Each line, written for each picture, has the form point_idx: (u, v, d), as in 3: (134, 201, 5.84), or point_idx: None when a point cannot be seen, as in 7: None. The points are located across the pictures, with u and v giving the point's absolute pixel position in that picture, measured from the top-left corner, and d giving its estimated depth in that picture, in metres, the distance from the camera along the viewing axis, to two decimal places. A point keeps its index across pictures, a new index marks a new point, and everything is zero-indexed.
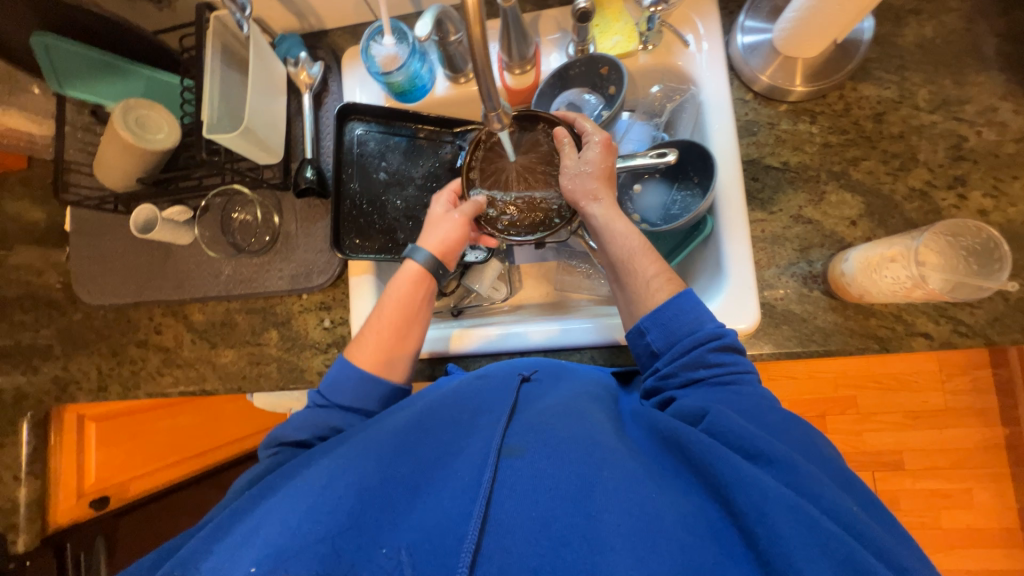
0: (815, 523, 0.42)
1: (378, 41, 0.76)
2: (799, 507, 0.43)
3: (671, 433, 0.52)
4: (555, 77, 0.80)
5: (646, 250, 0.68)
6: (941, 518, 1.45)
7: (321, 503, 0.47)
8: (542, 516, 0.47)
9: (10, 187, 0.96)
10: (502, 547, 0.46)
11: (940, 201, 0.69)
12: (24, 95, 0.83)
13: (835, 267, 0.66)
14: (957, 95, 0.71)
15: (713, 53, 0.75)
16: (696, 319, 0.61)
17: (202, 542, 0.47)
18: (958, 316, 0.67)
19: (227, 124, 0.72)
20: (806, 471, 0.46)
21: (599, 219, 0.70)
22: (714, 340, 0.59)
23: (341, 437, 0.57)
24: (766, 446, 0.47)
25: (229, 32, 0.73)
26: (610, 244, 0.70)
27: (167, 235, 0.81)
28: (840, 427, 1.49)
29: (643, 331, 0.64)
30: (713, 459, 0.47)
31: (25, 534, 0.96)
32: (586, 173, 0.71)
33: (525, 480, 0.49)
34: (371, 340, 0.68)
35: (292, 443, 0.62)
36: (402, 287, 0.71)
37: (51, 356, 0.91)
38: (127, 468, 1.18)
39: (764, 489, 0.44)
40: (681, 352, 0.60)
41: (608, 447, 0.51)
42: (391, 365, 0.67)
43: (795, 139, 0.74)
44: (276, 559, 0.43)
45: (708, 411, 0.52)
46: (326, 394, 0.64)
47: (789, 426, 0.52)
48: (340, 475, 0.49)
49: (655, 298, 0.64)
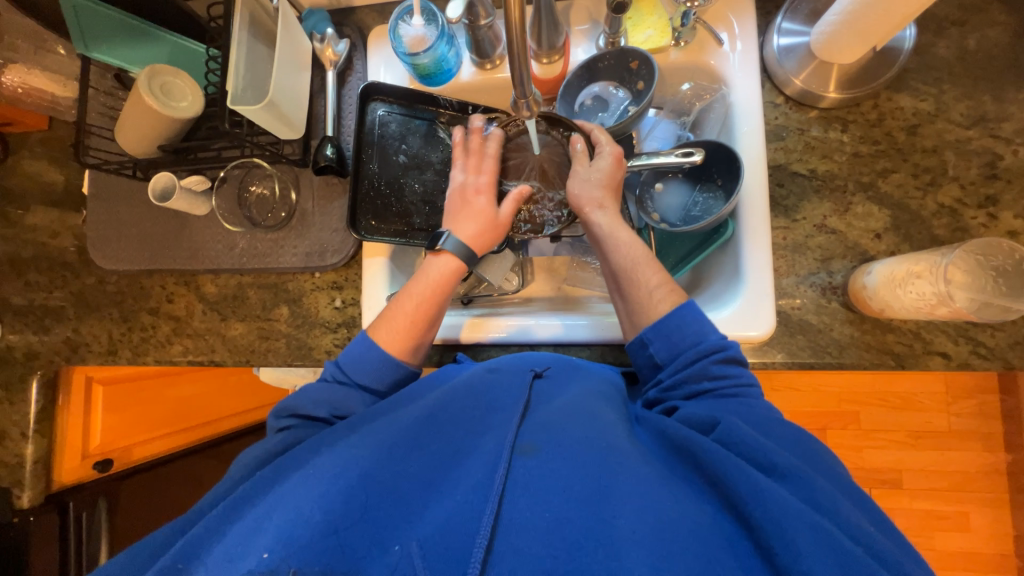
0: (836, 542, 0.41)
1: (406, 21, 0.75)
2: (819, 524, 0.42)
3: (684, 443, 0.51)
4: (584, 68, 0.78)
5: (648, 261, 0.66)
6: (935, 540, 1.45)
7: (334, 490, 0.46)
8: (555, 519, 0.46)
9: (30, 148, 0.96)
10: (514, 547, 0.45)
11: (969, 220, 0.68)
12: (51, 55, 0.83)
13: (858, 279, 0.65)
14: (996, 111, 0.69)
15: (746, 54, 0.73)
16: (698, 330, 0.60)
17: (211, 526, 0.46)
18: (978, 337, 0.66)
19: (250, 97, 0.72)
20: (819, 486, 0.46)
21: (603, 227, 0.69)
22: (716, 353, 0.58)
23: (351, 424, 0.56)
24: (779, 459, 0.47)
25: (258, 4, 0.72)
26: (612, 254, 0.69)
27: (184, 205, 0.81)
28: (841, 442, 1.49)
29: (646, 342, 0.62)
30: (729, 471, 0.46)
31: (29, 491, 0.95)
32: (593, 181, 0.70)
33: (537, 479, 0.49)
34: (398, 321, 0.67)
35: (311, 416, 0.61)
36: (436, 274, 0.70)
37: (63, 317, 0.92)
38: (131, 434, 1.22)
39: (783, 505, 0.43)
40: (685, 364, 0.58)
41: (621, 452, 0.50)
42: (412, 350, 0.67)
43: (824, 147, 0.73)
44: (288, 546, 0.42)
45: (720, 421, 0.51)
46: (346, 370, 0.64)
47: (801, 442, 0.52)
48: (352, 462, 0.49)
49: (657, 309, 0.63)
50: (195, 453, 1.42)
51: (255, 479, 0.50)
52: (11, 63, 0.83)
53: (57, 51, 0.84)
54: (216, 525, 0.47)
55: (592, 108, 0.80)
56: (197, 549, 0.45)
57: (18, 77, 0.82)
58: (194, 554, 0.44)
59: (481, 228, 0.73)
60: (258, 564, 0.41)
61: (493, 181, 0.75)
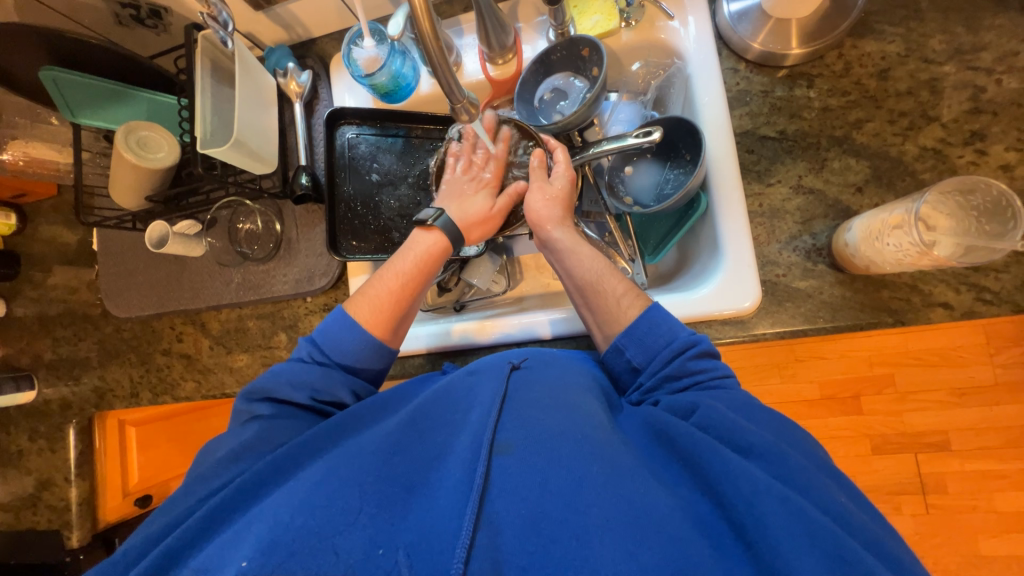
0: (804, 513, 0.42)
1: (358, 45, 0.77)
2: (790, 498, 0.43)
3: (661, 427, 0.53)
4: (538, 63, 0.78)
5: (613, 271, 0.69)
6: (994, 501, 1.36)
7: (315, 497, 0.48)
8: (533, 513, 0.47)
9: (46, 214, 1.04)
10: (493, 545, 0.46)
11: (956, 159, 0.64)
12: (45, 126, 0.90)
13: (840, 238, 0.63)
14: (972, 42, 0.65)
15: (699, 25, 0.72)
16: (669, 330, 0.60)
17: (193, 533, 0.49)
18: (982, 283, 0.62)
19: (219, 138, 0.75)
20: (795, 464, 0.46)
21: (564, 242, 0.72)
22: (690, 349, 0.59)
23: (331, 434, 0.56)
24: (756, 440, 0.48)
25: (217, 50, 0.76)
26: (576, 270, 0.70)
27: (179, 248, 0.85)
28: (877, 409, 1.41)
29: (622, 348, 0.63)
30: (704, 453, 0.48)
31: (78, 530, 1.01)
32: (550, 198, 0.74)
33: (515, 475, 0.49)
34: (383, 298, 0.69)
35: (290, 401, 0.62)
36: (418, 253, 0.73)
37: (90, 367, 0.99)
38: (167, 469, 1.30)
39: (754, 482, 0.44)
40: (662, 364, 0.59)
41: (599, 440, 0.51)
42: (391, 326, 0.69)
43: (791, 105, 0.70)
44: (270, 555, 0.44)
45: (698, 407, 0.53)
46: (326, 351, 0.65)
47: (778, 422, 0.52)
48: (336, 472, 0.51)
49: (626, 314, 0.64)
50: None
51: (233, 488, 0.51)
52: (14, 139, 0.90)
53: (51, 122, 0.91)
54: (196, 536, 0.49)
55: (552, 101, 0.80)
56: (181, 557, 0.48)
57: (20, 151, 0.90)
58: (179, 560, 0.48)
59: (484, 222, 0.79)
60: (238, 572, 0.43)
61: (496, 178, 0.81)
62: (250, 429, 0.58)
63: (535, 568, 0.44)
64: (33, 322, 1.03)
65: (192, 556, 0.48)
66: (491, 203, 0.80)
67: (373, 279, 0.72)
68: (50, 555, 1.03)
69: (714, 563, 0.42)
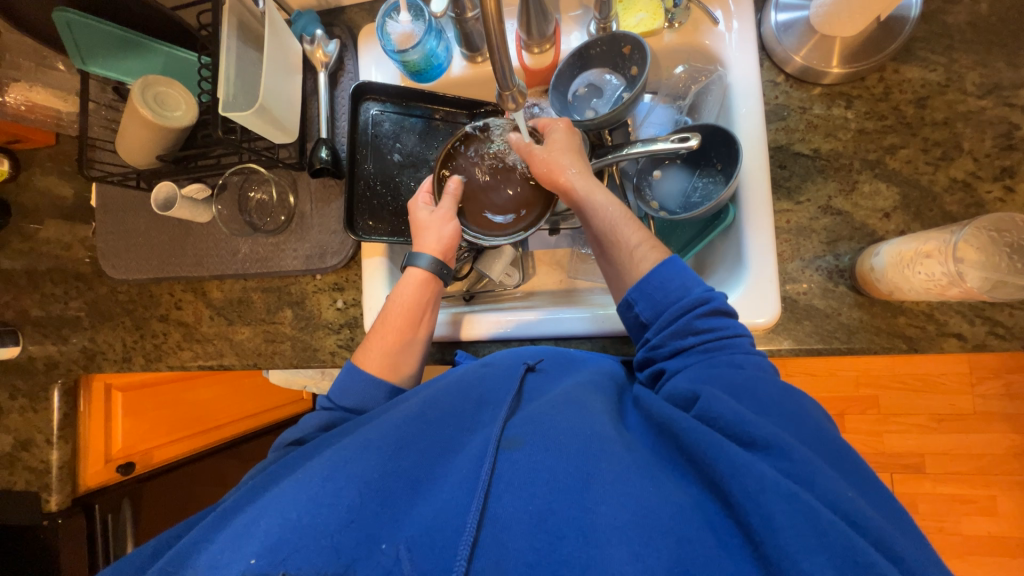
0: (814, 513, 0.39)
1: (394, 18, 0.74)
2: (798, 496, 0.40)
3: (667, 422, 0.50)
4: (576, 56, 0.76)
5: (628, 219, 0.66)
6: (960, 524, 1.40)
7: (322, 492, 0.46)
8: (540, 512, 0.45)
9: (40, 164, 0.98)
10: (499, 542, 0.44)
11: (984, 194, 0.65)
12: (51, 71, 0.86)
13: (864, 261, 0.64)
14: (1011, 79, 0.66)
15: (744, 33, 0.71)
16: (682, 286, 0.58)
17: (201, 535, 0.47)
18: (995, 317, 0.63)
19: (242, 103, 0.73)
20: (802, 456, 0.43)
21: (580, 190, 0.67)
22: (700, 306, 0.57)
23: (342, 431, 0.58)
24: (759, 432, 0.45)
25: (245, 10, 0.74)
26: (592, 219, 0.68)
27: (186, 213, 0.82)
28: (859, 428, 1.45)
29: (631, 303, 0.61)
30: (708, 448, 0.45)
31: (57, 494, 0.99)
32: (560, 148, 0.70)
33: (522, 472, 0.48)
34: (372, 340, 0.70)
35: (300, 441, 0.62)
36: (404, 291, 0.72)
37: (80, 327, 0.95)
38: (152, 436, 1.25)
39: (761, 477, 0.41)
40: (669, 320, 0.58)
41: (606, 437, 0.49)
42: (388, 361, 0.68)
43: (828, 124, 0.70)
44: (276, 552, 0.42)
45: (700, 396, 0.50)
46: (334, 397, 0.66)
47: (791, 403, 0.49)
48: (342, 465, 0.48)
49: (640, 267, 0.63)
50: (217, 453, 1.43)
51: (242, 492, 0.52)
52: (16, 82, 0.85)
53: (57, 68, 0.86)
54: (208, 532, 0.47)
55: (586, 97, 0.79)
56: (189, 556, 0.45)
57: (21, 95, 0.85)
58: (186, 559, 0.45)
59: (449, 242, 0.73)
60: (245, 570, 0.41)
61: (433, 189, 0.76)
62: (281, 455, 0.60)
63: (541, 566, 0.42)
64: (22, 276, 0.99)
65: (197, 554, 0.45)
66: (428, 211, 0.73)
67: (372, 329, 0.72)
68: (26, 517, 1.00)
69: (720, 568, 0.39)
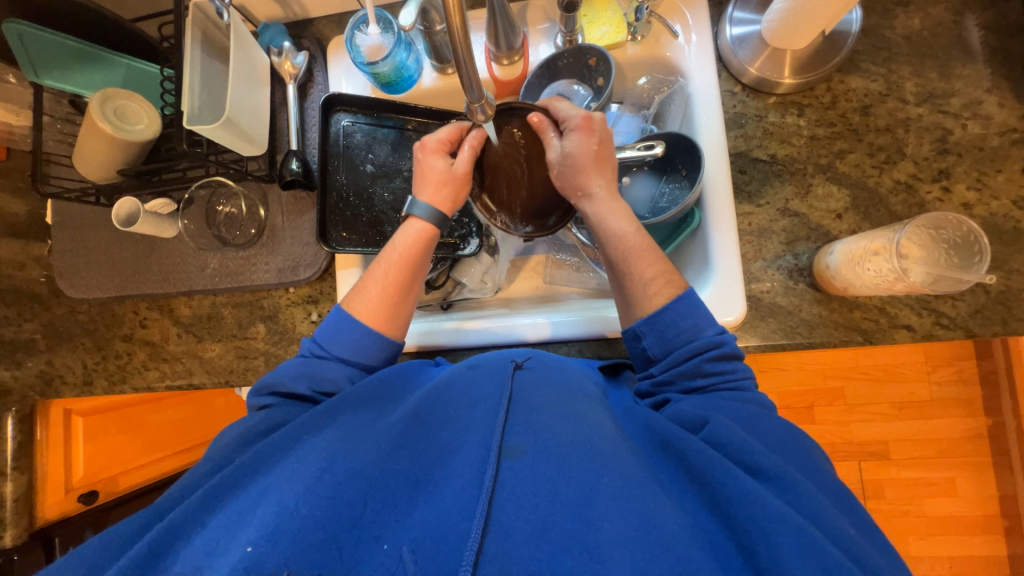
0: (816, 544, 0.40)
1: (363, 31, 0.75)
2: (803, 528, 0.41)
3: (668, 438, 0.51)
4: (543, 68, 0.79)
5: (645, 251, 0.65)
6: (924, 506, 1.47)
7: (318, 486, 0.45)
8: (542, 521, 0.44)
9: None
10: (502, 549, 0.42)
11: (924, 195, 0.70)
12: (0, 84, 0.82)
13: (821, 260, 0.68)
14: (944, 88, 0.71)
15: (702, 45, 0.74)
16: (694, 326, 0.60)
17: (188, 515, 0.46)
18: (940, 308, 0.68)
19: (207, 115, 0.72)
20: (804, 489, 0.45)
21: (595, 216, 0.68)
22: (712, 349, 0.58)
23: (331, 410, 0.56)
24: (766, 462, 0.47)
25: (209, 21, 0.73)
26: (608, 244, 0.68)
27: (150, 228, 0.80)
28: (828, 419, 1.51)
29: (639, 335, 0.62)
30: (715, 470, 0.46)
31: (12, 529, 0.91)
32: (572, 165, 0.68)
33: (526, 482, 0.46)
34: (370, 287, 0.69)
35: (292, 393, 0.61)
36: (407, 241, 0.71)
37: (35, 350, 0.90)
38: (118, 463, 1.21)
39: (768, 506, 0.42)
40: (679, 359, 0.59)
41: (610, 452, 0.48)
42: (389, 318, 0.68)
43: (782, 132, 0.74)
44: (273, 541, 0.41)
45: (707, 421, 0.51)
46: (325, 346, 0.65)
47: (788, 438, 0.52)
48: (341, 458, 0.48)
49: (653, 302, 0.63)
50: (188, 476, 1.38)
51: (230, 470, 0.49)
52: None
53: (7, 80, 0.83)
54: (197, 513, 0.46)
55: None
56: (177, 539, 0.44)
57: None
58: (173, 545, 0.44)
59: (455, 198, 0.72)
60: (241, 558, 0.41)
61: (451, 136, 0.72)
62: (261, 420, 0.58)
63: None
64: None
65: (190, 538, 0.45)
66: (450, 163, 0.71)
67: (367, 272, 0.71)
68: None
69: None
